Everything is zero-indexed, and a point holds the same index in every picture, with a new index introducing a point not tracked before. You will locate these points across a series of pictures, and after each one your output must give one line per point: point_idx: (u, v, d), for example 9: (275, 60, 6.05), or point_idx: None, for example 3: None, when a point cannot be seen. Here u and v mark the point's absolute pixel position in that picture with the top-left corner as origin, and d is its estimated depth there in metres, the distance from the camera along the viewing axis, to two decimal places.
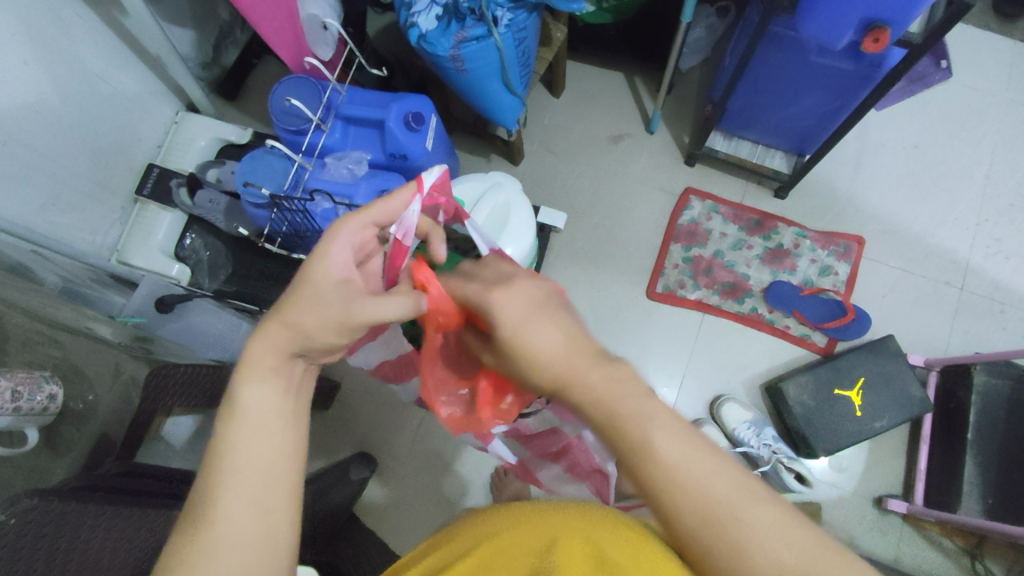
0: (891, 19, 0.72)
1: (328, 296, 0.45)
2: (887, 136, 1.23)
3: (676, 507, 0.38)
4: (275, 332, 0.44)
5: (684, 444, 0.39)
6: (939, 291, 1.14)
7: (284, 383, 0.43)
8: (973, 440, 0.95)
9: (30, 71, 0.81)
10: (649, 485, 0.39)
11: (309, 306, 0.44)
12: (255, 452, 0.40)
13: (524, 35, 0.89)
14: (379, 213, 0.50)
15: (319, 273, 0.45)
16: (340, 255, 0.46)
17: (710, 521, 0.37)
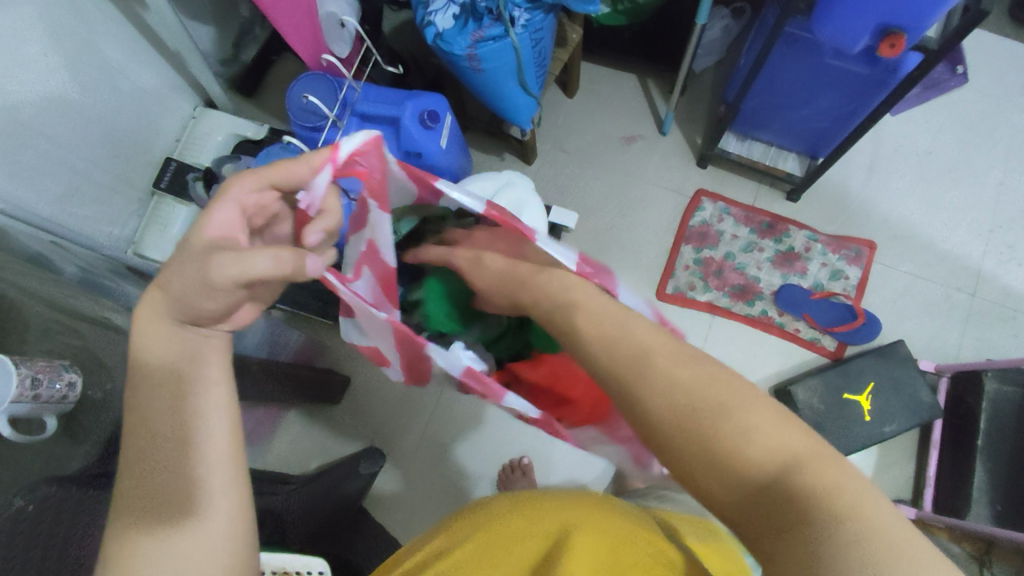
0: (908, 25, 0.72)
1: (194, 256, 0.41)
2: (901, 141, 1.23)
3: (654, 406, 0.39)
4: (149, 297, 0.44)
5: (683, 359, 0.40)
6: (951, 296, 1.13)
7: (173, 355, 0.43)
8: (982, 446, 0.95)
9: (51, 64, 0.82)
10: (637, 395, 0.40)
11: (177, 271, 0.42)
12: (177, 429, 0.41)
13: (541, 35, 0.90)
14: (275, 173, 0.45)
15: (193, 233, 0.42)
16: (219, 214, 0.43)
17: (684, 412, 0.38)
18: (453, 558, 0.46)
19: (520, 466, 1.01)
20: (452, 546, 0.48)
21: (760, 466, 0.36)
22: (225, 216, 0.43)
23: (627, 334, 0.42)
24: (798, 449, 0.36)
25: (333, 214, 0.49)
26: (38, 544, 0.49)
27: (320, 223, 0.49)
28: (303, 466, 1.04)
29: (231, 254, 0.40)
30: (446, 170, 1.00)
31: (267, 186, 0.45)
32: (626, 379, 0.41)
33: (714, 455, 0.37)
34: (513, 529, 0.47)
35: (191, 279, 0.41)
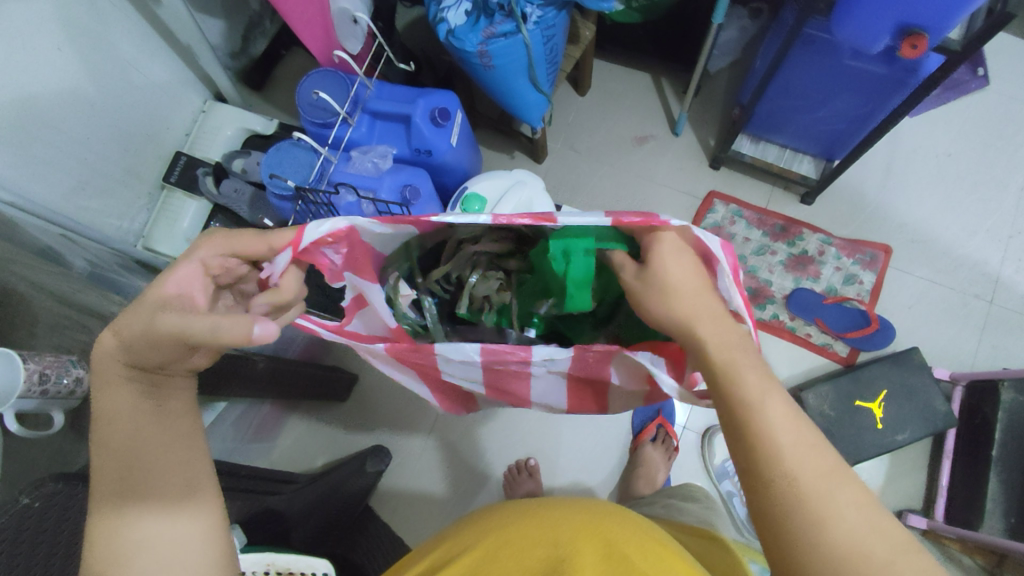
0: (930, 25, 0.70)
1: (146, 307, 0.42)
2: (919, 144, 1.20)
3: (784, 494, 0.38)
4: (108, 340, 0.43)
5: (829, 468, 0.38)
6: (968, 303, 1.11)
7: (140, 391, 0.43)
8: (998, 458, 0.93)
9: (63, 57, 0.82)
10: (771, 479, 0.38)
11: (129, 319, 0.42)
12: (151, 452, 0.42)
13: (553, 32, 0.88)
14: (236, 243, 0.45)
15: (155, 289, 0.43)
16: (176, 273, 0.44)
17: (812, 514, 0.37)
18: (462, 565, 0.45)
19: (526, 468, 1.01)
20: (458, 554, 0.47)
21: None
22: (182, 276, 0.44)
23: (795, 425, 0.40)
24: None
25: (290, 295, 0.47)
26: (43, 539, 0.49)
27: (269, 296, 0.46)
28: (308, 463, 1.04)
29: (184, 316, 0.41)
30: (456, 167, 1.00)
31: (232, 252, 0.46)
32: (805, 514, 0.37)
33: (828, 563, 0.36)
34: (521, 537, 0.46)
35: (145, 326, 0.41)
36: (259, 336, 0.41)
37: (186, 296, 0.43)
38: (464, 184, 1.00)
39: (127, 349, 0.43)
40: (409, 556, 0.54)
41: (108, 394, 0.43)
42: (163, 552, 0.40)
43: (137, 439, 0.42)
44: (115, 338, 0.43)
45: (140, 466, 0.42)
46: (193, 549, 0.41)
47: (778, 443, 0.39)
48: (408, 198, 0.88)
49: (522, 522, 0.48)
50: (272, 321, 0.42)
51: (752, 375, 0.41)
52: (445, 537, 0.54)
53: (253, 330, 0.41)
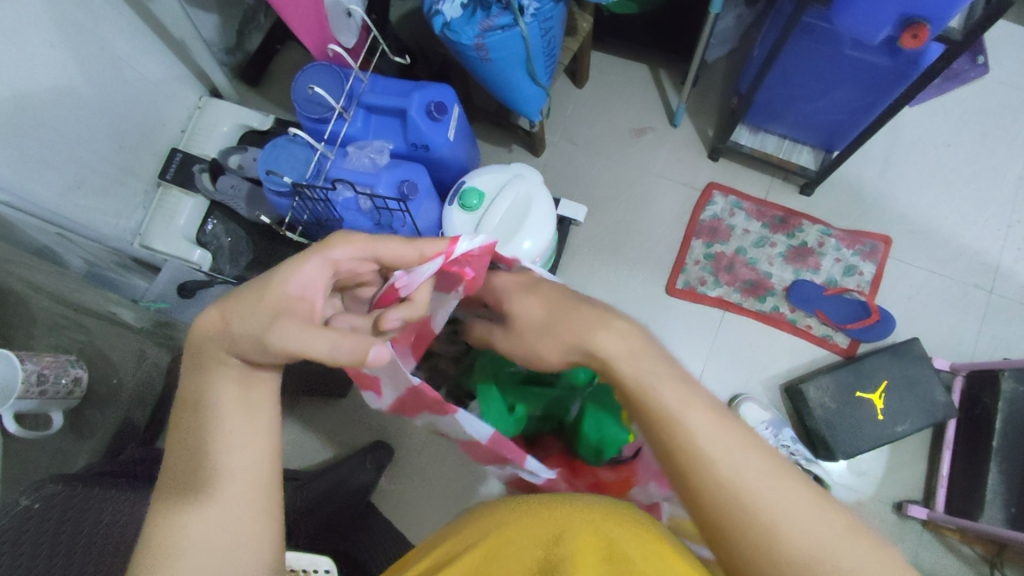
0: (932, 16, 0.70)
1: (264, 307, 0.43)
2: (918, 134, 1.20)
3: (708, 492, 0.41)
4: (208, 318, 0.45)
5: (750, 458, 0.42)
6: (968, 293, 1.11)
7: (215, 378, 0.44)
8: (998, 448, 0.93)
9: (56, 55, 0.81)
10: (696, 483, 0.41)
11: (244, 314, 0.43)
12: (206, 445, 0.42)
13: (550, 24, 0.87)
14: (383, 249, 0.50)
15: (275, 281, 0.45)
16: (300, 271, 0.46)
17: (734, 502, 0.40)
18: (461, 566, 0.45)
19: None
20: (460, 553, 0.46)
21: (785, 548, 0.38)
22: (304, 281, 0.45)
23: (702, 423, 0.43)
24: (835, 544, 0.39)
25: (418, 307, 0.53)
26: (46, 540, 0.49)
27: (404, 310, 0.52)
28: (309, 460, 1.04)
29: (298, 327, 0.41)
30: (454, 162, 0.99)
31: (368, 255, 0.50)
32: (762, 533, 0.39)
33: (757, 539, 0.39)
34: (523, 534, 0.46)
35: (257, 326, 0.43)
36: (372, 358, 0.41)
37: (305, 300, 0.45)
38: (461, 179, 0.99)
39: (225, 339, 0.44)
40: (410, 553, 0.54)
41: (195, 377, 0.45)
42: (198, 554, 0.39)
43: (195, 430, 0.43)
44: (217, 321, 0.45)
45: (194, 458, 0.42)
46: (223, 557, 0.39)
47: (702, 448, 0.42)
48: (405, 193, 0.87)
49: (524, 518, 0.48)
50: (383, 346, 0.43)
51: (665, 392, 0.45)
52: (446, 534, 0.53)
53: (369, 352, 0.41)
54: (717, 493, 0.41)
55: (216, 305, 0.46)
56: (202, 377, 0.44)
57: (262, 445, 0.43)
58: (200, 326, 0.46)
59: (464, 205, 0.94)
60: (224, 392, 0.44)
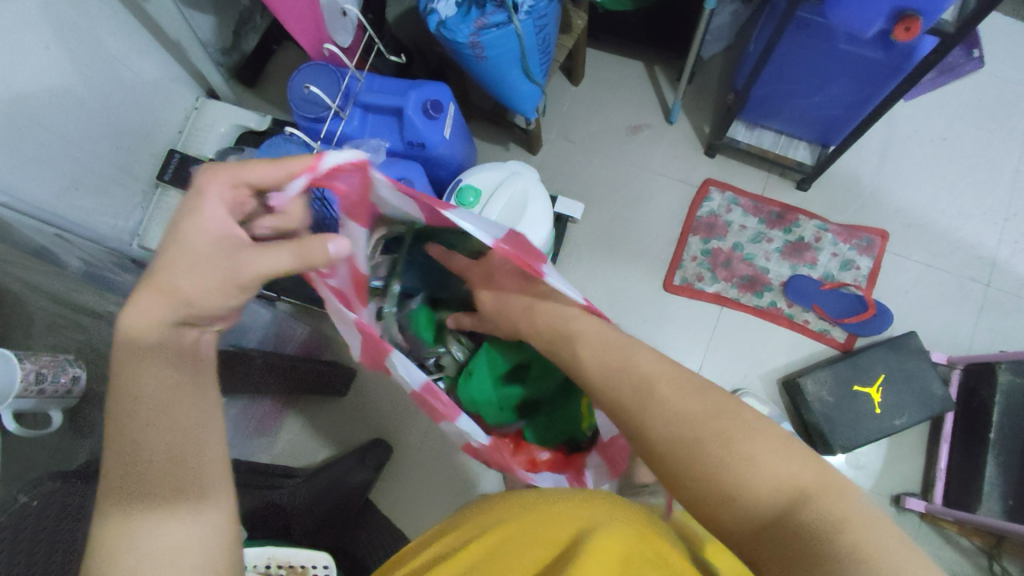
0: (924, 8, 0.70)
1: (208, 258, 0.43)
2: (914, 128, 1.20)
3: (663, 447, 0.45)
4: (147, 298, 0.43)
5: (688, 399, 0.45)
6: (965, 287, 1.11)
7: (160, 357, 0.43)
8: (995, 440, 0.93)
9: (52, 55, 0.81)
10: (648, 437, 0.46)
11: (186, 271, 0.43)
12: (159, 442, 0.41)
13: (545, 21, 0.88)
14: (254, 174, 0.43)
15: (195, 231, 0.43)
16: (205, 216, 0.43)
17: (680, 447, 0.44)
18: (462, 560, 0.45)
19: None
20: (459, 548, 0.47)
21: (750, 489, 0.41)
22: (210, 218, 0.43)
23: (626, 365, 0.50)
24: (794, 470, 0.41)
25: (296, 225, 0.48)
26: (43, 539, 0.49)
27: (277, 223, 0.47)
28: (308, 459, 1.04)
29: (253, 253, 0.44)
30: (450, 160, 0.99)
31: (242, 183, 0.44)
32: (705, 458, 0.42)
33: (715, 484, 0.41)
34: (522, 530, 0.47)
35: (200, 276, 0.43)
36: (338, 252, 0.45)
37: (229, 235, 0.44)
38: (458, 177, 1.00)
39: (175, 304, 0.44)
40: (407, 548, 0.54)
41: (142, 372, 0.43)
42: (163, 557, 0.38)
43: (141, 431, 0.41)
44: (158, 296, 0.43)
45: (152, 458, 0.41)
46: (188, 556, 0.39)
47: (646, 406, 0.46)
48: None
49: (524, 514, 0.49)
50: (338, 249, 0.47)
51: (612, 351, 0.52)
52: (444, 529, 0.54)
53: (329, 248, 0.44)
54: (668, 427, 0.45)
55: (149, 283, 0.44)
56: (154, 361, 0.43)
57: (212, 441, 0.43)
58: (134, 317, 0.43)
59: (461, 202, 0.94)
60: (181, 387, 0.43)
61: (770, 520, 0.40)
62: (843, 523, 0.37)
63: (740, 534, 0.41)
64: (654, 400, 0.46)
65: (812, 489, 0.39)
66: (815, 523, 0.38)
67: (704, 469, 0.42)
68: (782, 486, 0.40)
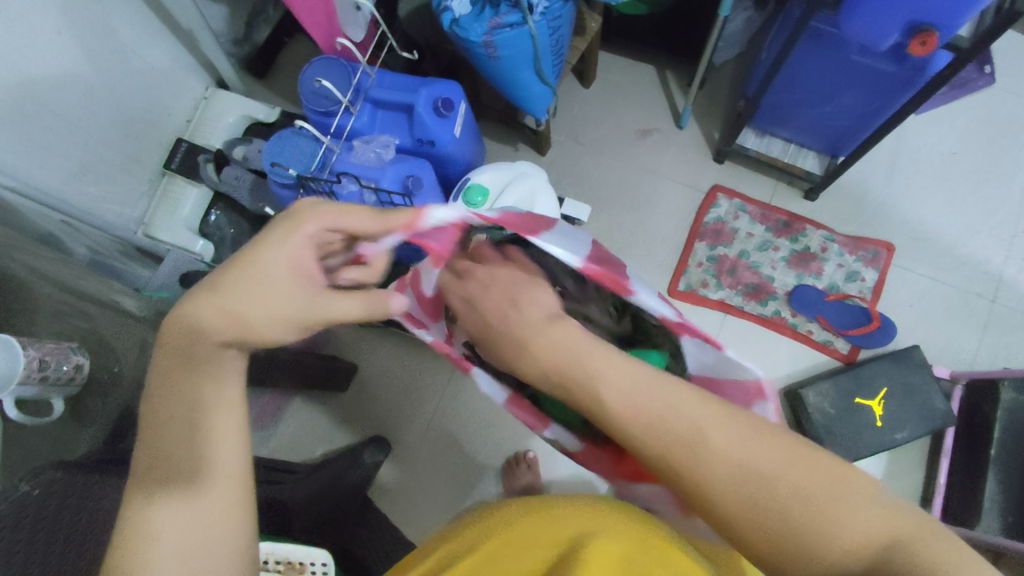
0: (940, 22, 0.70)
1: (276, 286, 0.42)
2: (924, 142, 1.20)
3: (716, 497, 0.36)
4: (207, 314, 0.41)
5: (733, 433, 0.37)
6: (969, 302, 1.11)
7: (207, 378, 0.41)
8: (996, 457, 0.93)
9: (63, 42, 0.81)
10: (696, 484, 0.37)
11: (260, 294, 0.42)
12: (186, 443, 0.40)
13: (559, 23, 0.87)
14: (336, 220, 0.44)
15: (273, 254, 0.43)
16: (284, 248, 0.43)
17: (739, 496, 0.36)
18: (460, 569, 0.45)
19: (524, 460, 1.01)
20: (458, 557, 0.46)
21: (830, 536, 0.34)
22: (300, 255, 0.43)
23: (661, 401, 0.39)
24: (872, 512, 0.35)
25: (372, 270, 0.51)
26: (44, 525, 0.49)
27: (359, 271, 0.50)
28: (308, 453, 1.04)
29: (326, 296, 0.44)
30: (459, 159, 0.99)
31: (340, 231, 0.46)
32: (783, 517, 0.35)
33: (783, 532, 0.35)
34: (521, 535, 0.47)
35: (260, 306, 0.42)
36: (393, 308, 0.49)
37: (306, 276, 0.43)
38: (466, 176, 1.00)
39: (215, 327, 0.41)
40: (409, 556, 0.54)
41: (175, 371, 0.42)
42: (184, 551, 0.37)
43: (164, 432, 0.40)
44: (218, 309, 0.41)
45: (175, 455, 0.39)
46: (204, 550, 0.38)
47: (693, 452, 0.37)
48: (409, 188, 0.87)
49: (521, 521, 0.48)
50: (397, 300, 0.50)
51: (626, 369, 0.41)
52: (444, 537, 0.54)
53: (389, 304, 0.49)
54: (731, 478, 0.36)
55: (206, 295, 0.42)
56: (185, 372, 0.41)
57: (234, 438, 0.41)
58: (204, 305, 0.42)
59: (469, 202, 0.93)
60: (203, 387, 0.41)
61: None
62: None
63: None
64: (704, 448, 0.37)
65: (900, 537, 0.34)
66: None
67: (780, 532, 0.35)
68: (872, 536, 0.34)
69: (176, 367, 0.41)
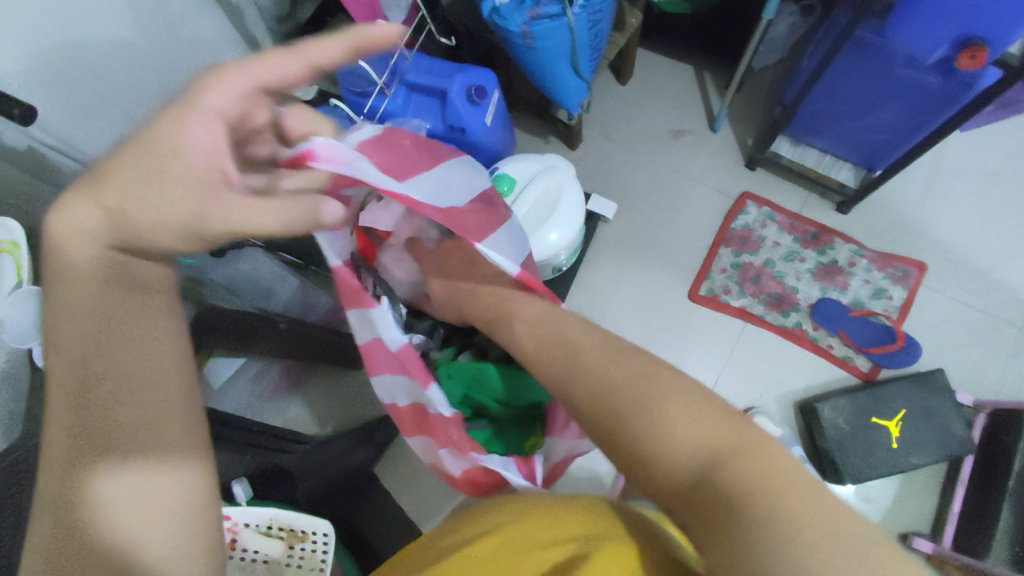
0: (990, 37, 0.68)
1: (176, 193, 0.39)
2: (964, 161, 1.17)
3: (594, 411, 0.46)
4: (87, 211, 0.39)
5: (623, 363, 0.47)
6: (999, 329, 1.08)
7: (116, 292, 0.41)
8: (1014, 489, 0.91)
9: (112, 7, 0.83)
10: (578, 394, 0.48)
11: (148, 200, 0.39)
12: (125, 381, 0.39)
13: (598, 18, 0.87)
14: (267, 72, 0.40)
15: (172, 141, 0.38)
16: (220, 91, 0.39)
17: (614, 413, 0.45)
18: (468, 555, 0.46)
19: None
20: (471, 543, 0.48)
21: (667, 440, 0.41)
22: (202, 142, 0.38)
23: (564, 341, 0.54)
24: (708, 431, 0.41)
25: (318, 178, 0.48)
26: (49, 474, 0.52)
27: (299, 180, 0.46)
28: None
29: (240, 203, 0.39)
30: (488, 147, 0.99)
31: (259, 84, 0.40)
32: (636, 425, 0.43)
33: (634, 438, 0.43)
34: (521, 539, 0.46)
35: (154, 206, 0.39)
36: (323, 216, 0.42)
37: (215, 171, 0.39)
38: (494, 165, 1.00)
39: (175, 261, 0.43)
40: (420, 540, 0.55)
41: (72, 300, 0.40)
42: (134, 513, 0.37)
43: (110, 386, 0.39)
44: (101, 213, 0.39)
45: (131, 404, 0.39)
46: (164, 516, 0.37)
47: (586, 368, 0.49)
48: None
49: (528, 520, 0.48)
50: (330, 205, 0.43)
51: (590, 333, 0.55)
52: (450, 527, 0.55)
53: (321, 211, 0.42)
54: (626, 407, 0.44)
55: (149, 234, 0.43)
56: (126, 312, 0.41)
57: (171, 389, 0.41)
58: (68, 225, 0.39)
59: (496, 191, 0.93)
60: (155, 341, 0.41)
61: (691, 475, 0.40)
62: (759, 487, 0.37)
63: (667, 485, 0.41)
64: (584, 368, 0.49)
65: (728, 453, 0.39)
66: (731, 483, 0.38)
67: (627, 438, 0.43)
68: (701, 449, 0.40)
69: (96, 293, 0.40)
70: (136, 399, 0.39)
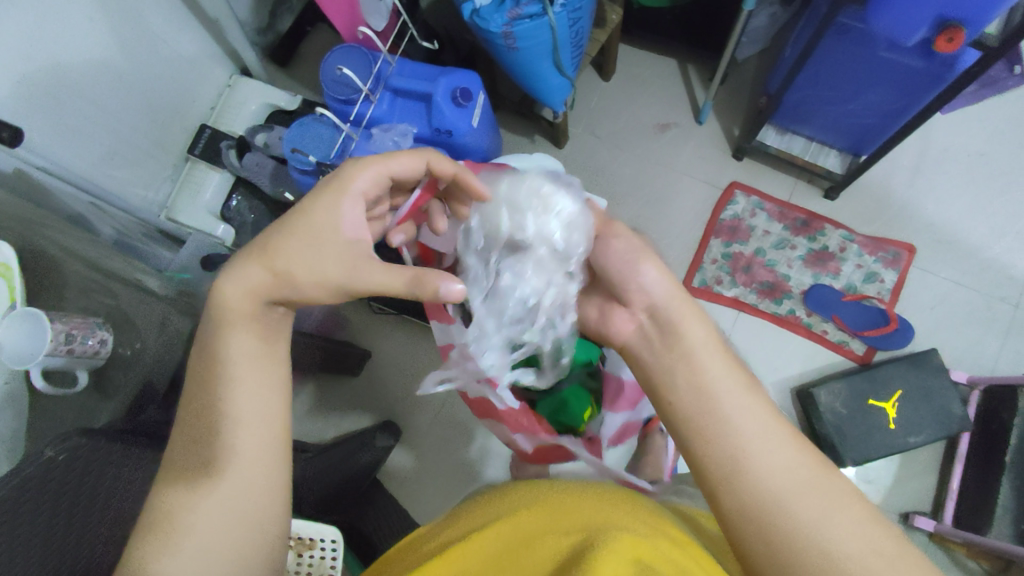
0: (968, 18, 0.69)
1: (326, 254, 0.49)
2: (950, 142, 1.17)
3: (791, 526, 0.40)
4: (254, 267, 0.49)
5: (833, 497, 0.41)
6: (992, 306, 1.09)
7: (253, 322, 0.49)
8: (1011, 464, 0.92)
9: (94, 27, 0.82)
10: (783, 508, 0.41)
11: (302, 260, 0.48)
12: (242, 400, 0.46)
13: (579, 15, 0.87)
14: (396, 164, 0.54)
15: (318, 220, 0.49)
16: (363, 177, 0.52)
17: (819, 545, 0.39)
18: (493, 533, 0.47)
19: None
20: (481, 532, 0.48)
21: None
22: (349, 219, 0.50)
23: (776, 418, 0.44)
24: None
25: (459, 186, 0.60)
26: (51, 489, 0.51)
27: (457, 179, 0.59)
28: (320, 436, 1.07)
29: (378, 269, 0.48)
30: (477, 149, 0.98)
31: (387, 173, 0.54)
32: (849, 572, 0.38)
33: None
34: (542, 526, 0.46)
35: (307, 263, 0.48)
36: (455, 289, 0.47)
37: (361, 240, 0.50)
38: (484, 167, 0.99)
39: (282, 287, 0.48)
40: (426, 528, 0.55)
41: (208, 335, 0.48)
42: (207, 535, 0.43)
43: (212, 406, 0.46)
44: (268, 273, 0.48)
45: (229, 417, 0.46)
46: (234, 539, 0.44)
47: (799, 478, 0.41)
48: None
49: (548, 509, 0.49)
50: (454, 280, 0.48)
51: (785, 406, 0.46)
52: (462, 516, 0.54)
53: (446, 282, 0.47)
54: (808, 526, 0.40)
55: (259, 259, 0.49)
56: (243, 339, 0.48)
57: (275, 404, 0.48)
58: (231, 282, 0.49)
59: None
60: (255, 368, 0.48)
61: None
62: None
63: None
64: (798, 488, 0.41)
65: None
66: None
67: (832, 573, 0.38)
68: None
69: (215, 329, 0.48)
70: (230, 422, 0.46)
